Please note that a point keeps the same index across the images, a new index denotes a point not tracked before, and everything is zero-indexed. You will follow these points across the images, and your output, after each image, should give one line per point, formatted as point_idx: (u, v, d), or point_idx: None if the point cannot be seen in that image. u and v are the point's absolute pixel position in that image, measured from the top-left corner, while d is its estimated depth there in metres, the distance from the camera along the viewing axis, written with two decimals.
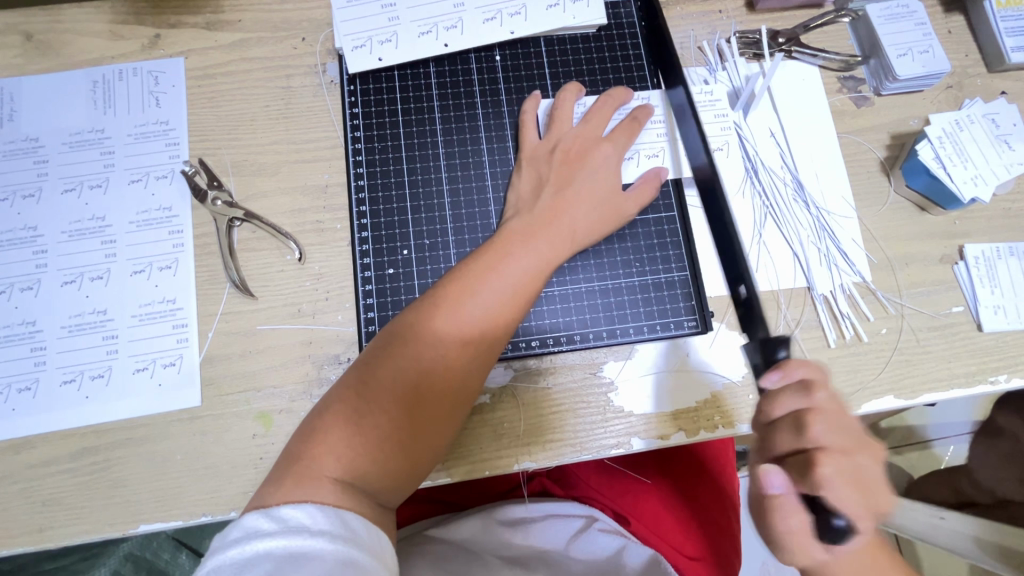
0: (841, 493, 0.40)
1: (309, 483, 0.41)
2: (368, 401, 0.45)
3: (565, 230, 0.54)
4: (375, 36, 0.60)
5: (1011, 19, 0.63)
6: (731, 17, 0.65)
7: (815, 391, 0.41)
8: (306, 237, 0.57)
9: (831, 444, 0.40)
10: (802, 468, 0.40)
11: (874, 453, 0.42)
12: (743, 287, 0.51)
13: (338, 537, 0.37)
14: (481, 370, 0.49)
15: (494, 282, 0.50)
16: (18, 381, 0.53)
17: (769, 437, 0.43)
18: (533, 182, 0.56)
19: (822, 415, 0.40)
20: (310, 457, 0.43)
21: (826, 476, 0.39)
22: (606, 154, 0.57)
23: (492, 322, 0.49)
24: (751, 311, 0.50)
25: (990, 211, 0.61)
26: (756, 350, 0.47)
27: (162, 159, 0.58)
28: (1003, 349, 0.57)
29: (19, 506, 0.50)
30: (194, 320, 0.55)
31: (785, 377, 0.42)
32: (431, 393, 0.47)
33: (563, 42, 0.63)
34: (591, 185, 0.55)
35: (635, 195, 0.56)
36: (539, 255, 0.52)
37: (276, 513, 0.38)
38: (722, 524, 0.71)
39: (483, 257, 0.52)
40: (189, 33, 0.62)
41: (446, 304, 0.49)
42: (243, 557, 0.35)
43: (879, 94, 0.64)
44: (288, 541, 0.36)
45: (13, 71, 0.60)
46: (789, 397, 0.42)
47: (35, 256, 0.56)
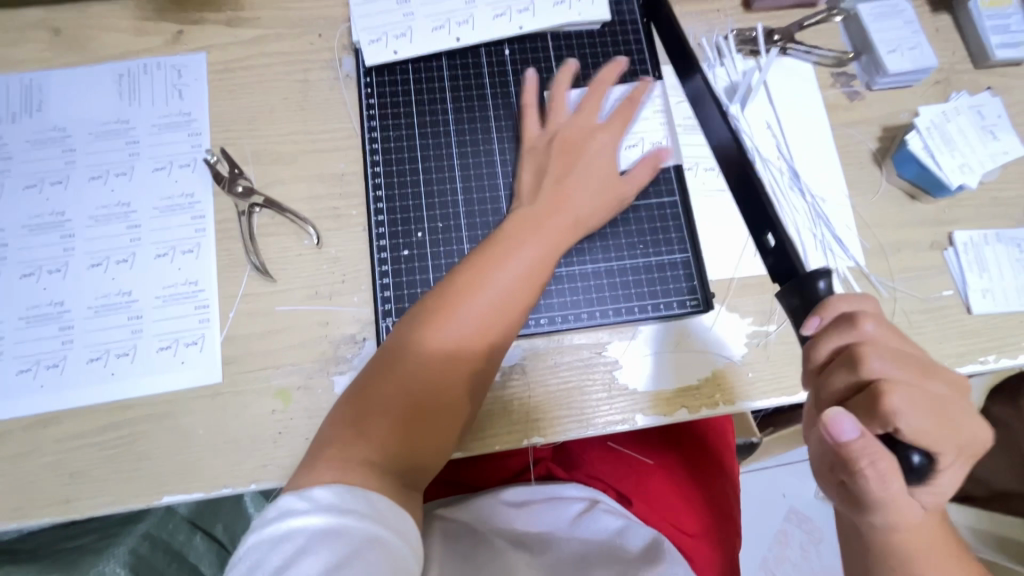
0: (917, 420, 0.38)
1: (341, 464, 0.43)
2: (387, 388, 0.48)
3: (569, 216, 0.56)
4: (390, 31, 0.63)
5: (994, 18, 0.66)
6: (728, 16, 0.68)
7: (861, 324, 0.40)
8: (323, 223, 0.59)
9: (895, 376, 0.39)
10: (872, 405, 0.39)
11: (944, 382, 0.41)
12: (771, 236, 0.49)
13: (364, 516, 0.39)
14: (496, 351, 0.52)
15: (505, 271, 0.52)
16: (46, 359, 0.55)
17: (822, 384, 0.42)
18: (535, 172, 0.59)
19: (874, 347, 0.40)
20: (338, 442, 0.45)
21: (897, 405, 0.38)
22: (603, 142, 0.59)
23: (503, 309, 0.51)
24: (778, 258, 0.49)
25: (978, 200, 0.63)
26: (791, 296, 0.46)
27: (184, 149, 0.61)
28: (991, 330, 0.60)
29: (47, 478, 0.52)
30: (215, 301, 0.57)
31: (825, 318, 0.42)
32: (451, 375, 0.49)
33: (569, 37, 0.66)
34: (591, 172, 0.58)
35: (635, 176, 0.59)
36: (544, 243, 0.54)
37: (308, 493, 0.40)
38: (720, 501, 0.73)
39: (491, 248, 0.54)
40: (211, 29, 0.64)
41: (455, 295, 0.51)
42: (277, 533, 0.38)
43: (871, 89, 0.67)
44: (320, 520, 0.38)
45: (42, 65, 0.63)
46: (833, 336, 0.41)
47: (63, 240, 0.58)
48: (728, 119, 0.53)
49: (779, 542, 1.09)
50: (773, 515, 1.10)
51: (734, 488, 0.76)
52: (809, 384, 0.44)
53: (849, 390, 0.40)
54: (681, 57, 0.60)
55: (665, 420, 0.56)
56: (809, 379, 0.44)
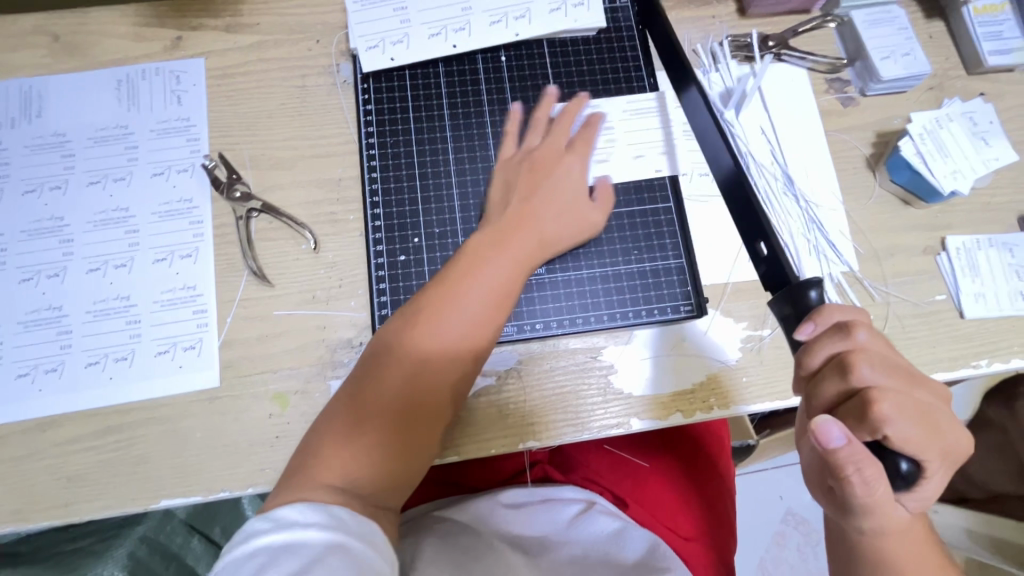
0: (904, 427, 0.38)
1: (308, 487, 0.44)
2: (353, 414, 0.48)
3: (536, 234, 0.56)
4: (388, 37, 0.63)
5: (987, 25, 0.67)
6: (724, 22, 0.69)
7: (854, 331, 0.41)
8: (320, 228, 0.60)
9: (884, 383, 0.40)
10: (862, 412, 0.39)
11: (932, 390, 0.41)
12: (764, 244, 0.50)
13: (327, 527, 0.40)
14: (462, 374, 0.52)
15: (469, 294, 0.52)
16: (45, 363, 0.55)
17: (813, 391, 0.42)
18: (503, 188, 0.59)
19: (864, 355, 0.40)
20: (309, 466, 0.46)
21: (887, 413, 0.38)
22: (571, 165, 0.59)
23: (469, 333, 0.52)
24: (773, 264, 0.50)
25: (971, 205, 0.64)
26: (782, 304, 0.47)
27: (183, 154, 0.61)
28: (984, 335, 0.60)
29: (45, 481, 0.52)
30: (214, 306, 0.57)
31: (820, 325, 0.42)
32: (417, 400, 0.50)
33: (565, 44, 0.66)
34: (558, 193, 0.58)
35: (600, 200, 0.59)
36: (513, 260, 0.54)
37: (272, 513, 0.41)
38: (716, 507, 0.74)
39: (459, 265, 0.54)
40: (209, 35, 0.65)
41: (425, 316, 0.51)
42: (243, 552, 0.38)
43: (865, 94, 0.67)
44: (282, 534, 0.39)
45: (41, 70, 0.63)
46: (827, 342, 0.42)
47: (62, 245, 0.58)
48: (725, 135, 0.53)
49: (777, 544, 1.09)
50: (770, 516, 1.10)
51: (729, 491, 0.76)
52: (801, 390, 0.44)
53: (839, 396, 0.41)
54: (677, 68, 0.60)
55: (661, 424, 0.57)
56: (801, 385, 0.44)
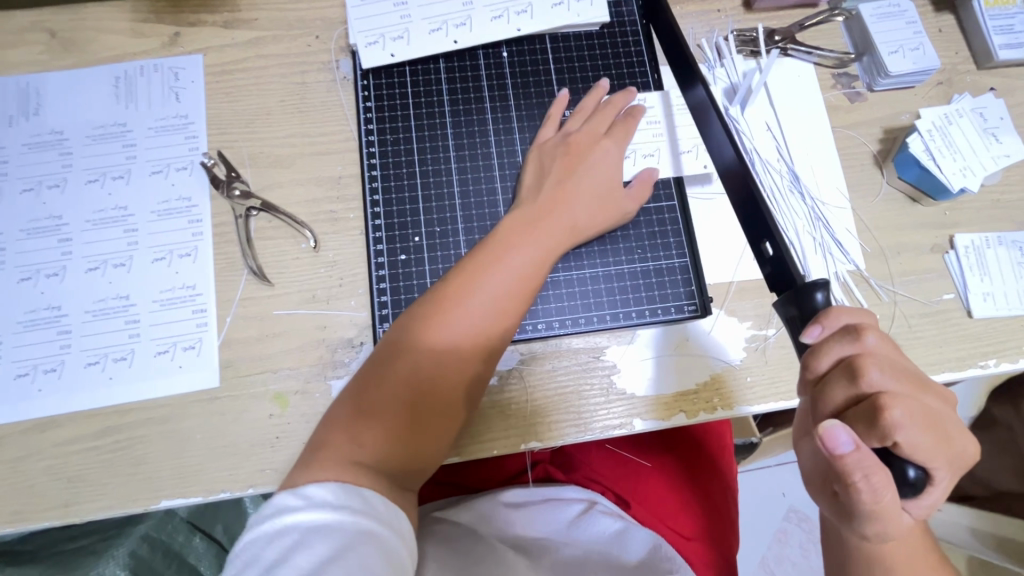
0: (914, 434, 0.38)
1: (328, 465, 0.43)
2: (380, 391, 0.48)
3: (565, 221, 0.56)
4: (387, 33, 0.62)
5: (998, 18, 0.66)
6: (729, 16, 0.68)
7: (863, 334, 0.40)
8: (320, 226, 0.59)
9: (894, 389, 0.39)
10: (870, 417, 0.38)
11: (941, 396, 0.41)
12: (769, 244, 0.49)
13: (358, 512, 0.39)
14: (488, 358, 0.51)
15: (495, 275, 0.52)
16: (44, 363, 0.55)
17: (820, 395, 0.42)
18: (536, 172, 0.59)
19: (873, 359, 0.39)
20: (329, 444, 0.45)
21: (898, 420, 0.37)
22: (606, 151, 0.59)
23: (496, 313, 0.51)
24: (778, 265, 0.49)
25: (980, 203, 0.63)
26: (788, 305, 0.46)
27: (182, 152, 0.61)
28: (992, 335, 0.59)
29: (45, 482, 0.52)
30: (213, 305, 0.57)
31: (827, 329, 0.42)
32: (442, 381, 0.49)
33: (567, 39, 0.65)
34: (591, 181, 0.58)
35: (635, 192, 0.58)
36: (541, 245, 0.54)
37: (302, 490, 0.40)
38: (717, 505, 0.73)
39: (487, 249, 0.54)
40: (208, 31, 0.64)
41: (452, 296, 0.51)
42: (272, 529, 0.38)
43: (873, 90, 0.66)
44: (312, 515, 0.38)
45: (39, 67, 0.63)
46: (836, 344, 0.41)
47: (60, 244, 0.58)
48: (729, 127, 0.51)
49: (780, 542, 1.09)
50: (773, 515, 1.10)
51: (732, 491, 0.76)
52: (806, 394, 0.44)
53: (848, 399, 0.40)
54: (684, 66, 0.58)
55: (664, 425, 0.56)
56: (806, 389, 0.43)
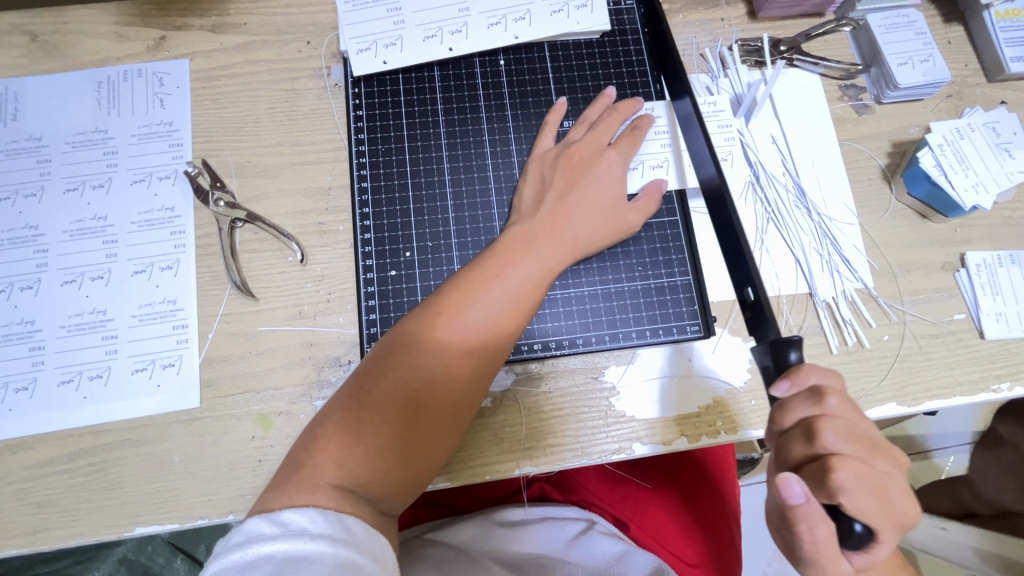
0: (865, 507, 0.36)
1: (310, 489, 0.41)
2: (369, 410, 0.45)
3: (566, 236, 0.53)
4: (379, 39, 0.60)
5: (1010, 30, 0.64)
6: (733, 25, 0.66)
7: (827, 397, 0.38)
8: (307, 239, 0.57)
9: (852, 457, 0.37)
10: (819, 478, 0.37)
11: (897, 460, 0.39)
12: (751, 290, 0.49)
13: (339, 541, 0.37)
14: (482, 379, 0.49)
15: (492, 292, 0.50)
16: (15, 381, 0.52)
17: (781, 448, 0.40)
18: (537, 186, 0.56)
19: (834, 424, 0.38)
20: (312, 464, 0.43)
21: (847, 489, 0.36)
22: (611, 162, 0.57)
23: (494, 328, 0.49)
24: (759, 313, 0.49)
25: (991, 220, 0.61)
26: (764, 354, 0.45)
27: (164, 160, 0.58)
28: (1004, 356, 0.57)
29: (13, 507, 0.50)
30: (195, 322, 0.55)
31: (795, 385, 0.40)
32: (436, 398, 0.47)
33: (567, 47, 0.63)
34: (596, 193, 0.55)
35: (639, 207, 0.56)
36: (540, 260, 0.52)
37: (278, 517, 0.38)
38: (718, 529, 0.70)
39: (486, 262, 0.52)
40: (195, 35, 0.62)
41: (447, 312, 0.49)
42: (244, 559, 0.35)
43: (880, 102, 0.64)
44: (289, 545, 0.36)
45: (18, 71, 0.60)
46: (799, 405, 0.40)
47: (36, 255, 0.55)
48: (712, 144, 0.52)
49: (781, 559, 1.06)
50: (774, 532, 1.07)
51: (734, 515, 0.73)
52: (772, 443, 0.42)
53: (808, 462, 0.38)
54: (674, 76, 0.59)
55: (663, 450, 0.54)
56: (771, 438, 0.42)
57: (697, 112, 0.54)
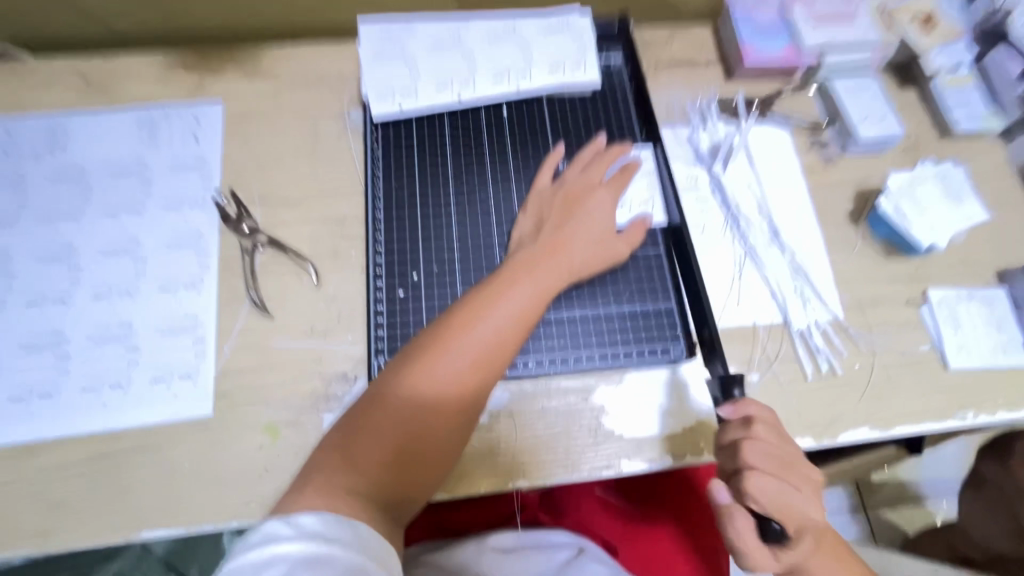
0: (771, 504, 0.50)
1: (326, 494, 0.44)
2: (380, 419, 0.49)
3: (563, 262, 0.58)
4: (397, 87, 0.67)
5: (955, 97, 0.72)
6: (712, 84, 0.74)
7: (753, 424, 0.51)
8: (322, 262, 0.62)
9: (765, 467, 0.50)
10: (742, 486, 0.51)
11: (805, 474, 0.52)
12: (704, 330, 0.60)
13: (350, 545, 0.39)
14: (484, 391, 0.53)
15: (495, 312, 0.54)
16: (39, 388, 0.56)
17: (720, 460, 0.53)
18: (535, 220, 0.62)
19: (756, 443, 0.51)
20: (328, 470, 0.46)
21: (758, 492, 0.50)
22: (603, 198, 0.63)
23: (496, 344, 0.53)
24: (712, 349, 0.59)
25: (950, 260, 0.67)
26: (715, 384, 0.58)
27: (196, 189, 0.64)
28: (968, 386, 0.62)
29: (26, 509, 0.52)
30: (213, 336, 0.58)
31: (736, 410, 0.53)
32: (444, 409, 0.50)
33: (563, 100, 0.71)
34: (589, 225, 0.61)
35: (626, 237, 0.62)
36: (539, 283, 0.56)
37: (295, 519, 0.40)
38: (712, 564, 0.70)
39: (490, 284, 0.56)
40: (230, 81, 0.69)
41: (454, 330, 0.53)
42: (262, 558, 0.37)
43: (844, 153, 0.71)
44: (305, 547, 0.38)
45: (68, 108, 0.67)
46: (733, 427, 0.52)
47: (69, 271, 0.60)
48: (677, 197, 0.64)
49: None
50: None
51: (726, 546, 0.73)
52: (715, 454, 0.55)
53: (737, 474, 0.51)
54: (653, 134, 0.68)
55: (649, 468, 0.57)
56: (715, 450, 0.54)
57: (664, 169, 0.66)
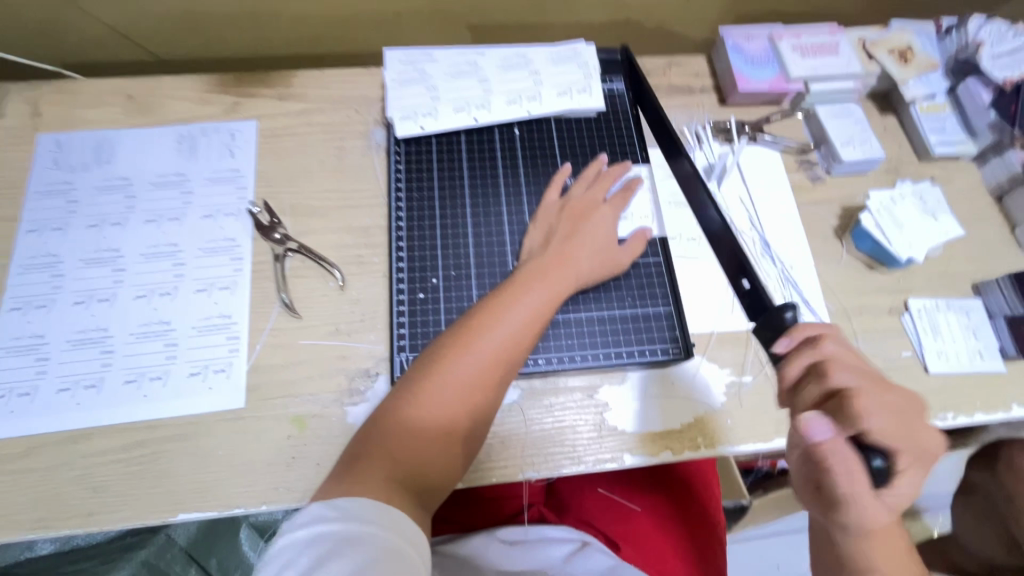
0: (881, 424, 0.47)
1: (364, 481, 0.48)
2: (409, 414, 0.53)
3: (571, 270, 0.63)
4: (418, 109, 0.73)
5: (932, 122, 0.78)
6: (707, 109, 0.80)
7: (823, 343, 0.51)
8: (347, 268, 0.67)
9: (861, 385, 0.49)
10: (841, 408, 0.48)
11: (900, 394, 0.50)
12: (745, 281, 0.60)
13: (385, 527, 0.44)
14: (503, 387, 0.57)
15: (512, 314, 0.58)
16: (85, 379, 0.60)
17: (796, 395, 0.51)
18: (545, 232, 0.67)
19: (838, 363, 0.50)
20: (365, 459, 0.50)
21: (865, 411, 0.47)
22: (606, 213, 0.68)
23: (513, 343, 0.57)
24: (753, 298, 0.59)
25: (929, 273, 0.72)
26: (765, 331, 0.55)
27: (231, 200, 0.69)
28: (948, 389, 0.66)
29: (71, 491, 0.56)
30: (245, 334, 0.63)
31: (794, 339, 0.52)
32: (468, 403, 0.54)
33: (570, 122, 0.77)
34: (594, 237, 0.66)
35: (629, 249, 0.67)
36: (551, 289, 0.61)
37: (337, 504, 0.44)
38: (708, 551, 0.75)
39: (506, 290, 0.61)
40: (263, 101, 0.75)
41: (475, 331, 0.57)
42: (307, 536, 0.42)
43: (830, 173, 0.77)
44: (345, 527, 0.42)
45: (115, 125, 0.73)
46: (802, 352, 0.51)
47: (114, 273, 0.65)
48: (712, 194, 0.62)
49: None
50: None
51: (720, 544, 0.77)
52: (784, 397, 0.53)
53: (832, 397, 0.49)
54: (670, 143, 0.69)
55: (651, 460, 0.61)
56: (782, 393, 0.53)
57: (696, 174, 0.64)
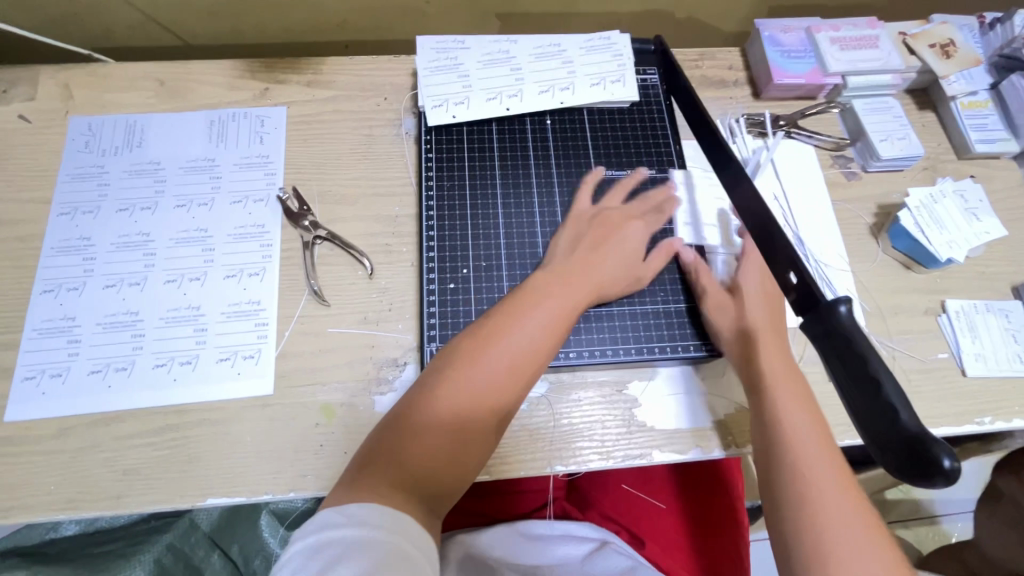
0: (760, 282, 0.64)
1: (371, 489, 0.45)
2: (422, 419, 0.50)
3: (594, 278, 0.60)
4: (450, 98, 0.72)
5: (973, 118, 0.76)
6: (739, 102, 0.79)
7: None
8: (376, 257, 0.66)
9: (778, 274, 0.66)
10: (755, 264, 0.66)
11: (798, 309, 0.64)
12: (793, 273, 0.52)
13: (393, 531, 0.41)
14: (519, 394, 0.54)
15: (531, 318, 0.56)
16: (116, 362, 0.60)
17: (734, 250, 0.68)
18: (571, 240, 0.64)
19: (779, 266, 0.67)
20: (374, 463, 0.47)
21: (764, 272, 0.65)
22: (636, 227, 0.65)
23: (534, 349, 0.55)
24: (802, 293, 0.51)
25: (967, 273, 0.70)
26: (816, 325, 0.48)
27: (260, 186, 0.69)
28: (986, 392, 0.64)
29: (101, 472, 0.56)
30: (274, 321, 0.63)
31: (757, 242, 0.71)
32: (480, 406, 0.51)
33: (602, 113, 0.75)
34: (620, 248, 0.63)
35: (651, 265, 0.64)
36: (573, 295, 0.58)
37: (342, 511, 0.42)
38: (730, 551, 0.73)
39: (523, 292, 0.58)
40: (292, 88, 0.75)
41: (494, 336, 0.54)
42: (313, 545, 0.40)
43: (866, 170, 0.75)
44: (350, 533, 0.40)
45: (145, 109, 0.73)
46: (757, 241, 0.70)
47: (145, 257, 0.65)
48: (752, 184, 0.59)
49: None
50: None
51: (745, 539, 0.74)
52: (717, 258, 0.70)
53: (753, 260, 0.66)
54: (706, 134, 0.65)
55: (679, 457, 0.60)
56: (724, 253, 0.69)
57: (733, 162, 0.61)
